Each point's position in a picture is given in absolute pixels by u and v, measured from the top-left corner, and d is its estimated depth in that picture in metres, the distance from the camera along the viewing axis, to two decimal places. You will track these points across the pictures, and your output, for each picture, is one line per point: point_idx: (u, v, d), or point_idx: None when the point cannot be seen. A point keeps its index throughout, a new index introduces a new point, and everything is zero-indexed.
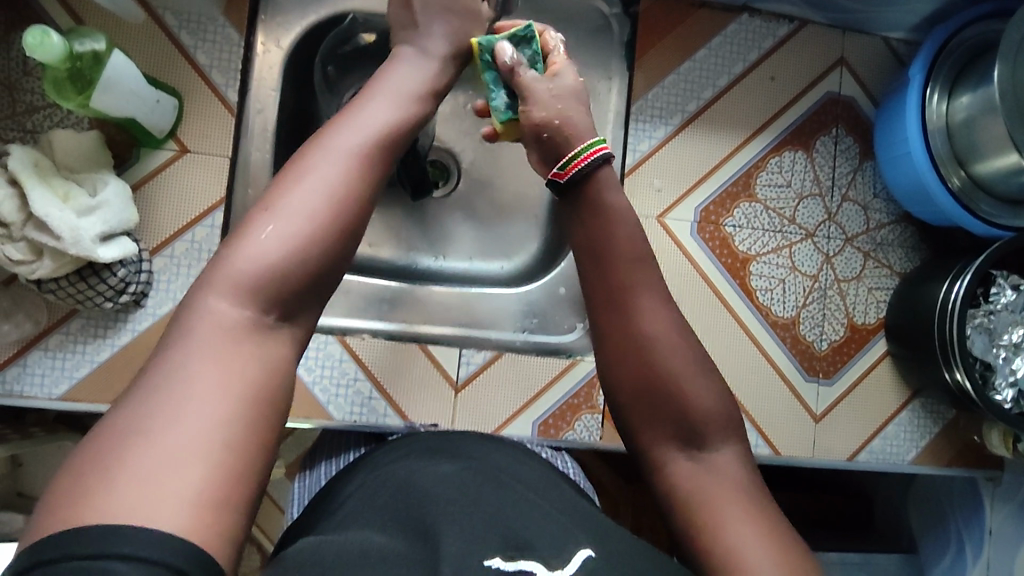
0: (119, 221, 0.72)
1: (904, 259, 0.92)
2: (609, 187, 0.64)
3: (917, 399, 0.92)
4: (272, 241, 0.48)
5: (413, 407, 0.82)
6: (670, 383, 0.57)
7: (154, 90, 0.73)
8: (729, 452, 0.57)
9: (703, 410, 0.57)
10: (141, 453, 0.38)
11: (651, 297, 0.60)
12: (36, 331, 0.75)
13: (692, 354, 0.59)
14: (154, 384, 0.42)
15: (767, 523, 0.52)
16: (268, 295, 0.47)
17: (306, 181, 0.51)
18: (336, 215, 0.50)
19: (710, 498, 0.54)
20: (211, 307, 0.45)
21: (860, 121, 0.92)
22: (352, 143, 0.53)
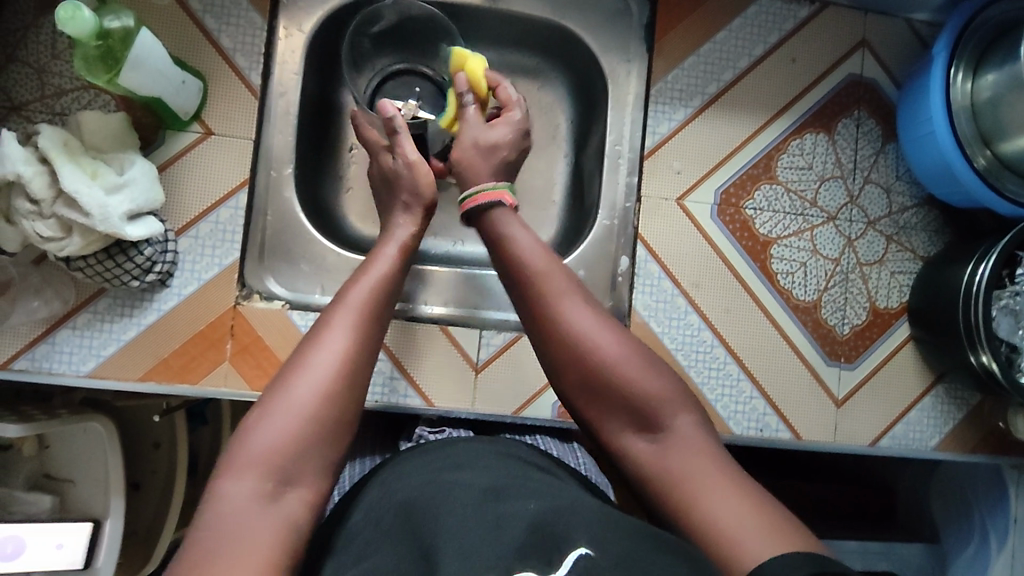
0: (145, 200, 0.73)
1: (927, 242, 0.91)
2: (511, 224, 0.68)
3: (940, 384, 0.91)
4: (331, 354, 0.57)
5: (433, 388, 0.82)
6: (611, 377, 0.61)
7: (179, 71, 0.74)
8: (685, 422, 0.59)
9: (648, 394, 0.60)
10: (240, 485, 0.51)
11: (572, 301, 0.64)
12: (65, 310, 0.77)
13: (623, 345, 0.62)
14: (246, 459, 0.52)
15: (734, 483, 0.54)
16: (329, 398, 0.56)
17: (352, 296, 0.63)
18: (376, 319, 0.62)
19: (674, 473, 0.56)
20: (281, 407, 0.54)
21: (883, 103, 0.91)
22: (389, 262, 0.67)
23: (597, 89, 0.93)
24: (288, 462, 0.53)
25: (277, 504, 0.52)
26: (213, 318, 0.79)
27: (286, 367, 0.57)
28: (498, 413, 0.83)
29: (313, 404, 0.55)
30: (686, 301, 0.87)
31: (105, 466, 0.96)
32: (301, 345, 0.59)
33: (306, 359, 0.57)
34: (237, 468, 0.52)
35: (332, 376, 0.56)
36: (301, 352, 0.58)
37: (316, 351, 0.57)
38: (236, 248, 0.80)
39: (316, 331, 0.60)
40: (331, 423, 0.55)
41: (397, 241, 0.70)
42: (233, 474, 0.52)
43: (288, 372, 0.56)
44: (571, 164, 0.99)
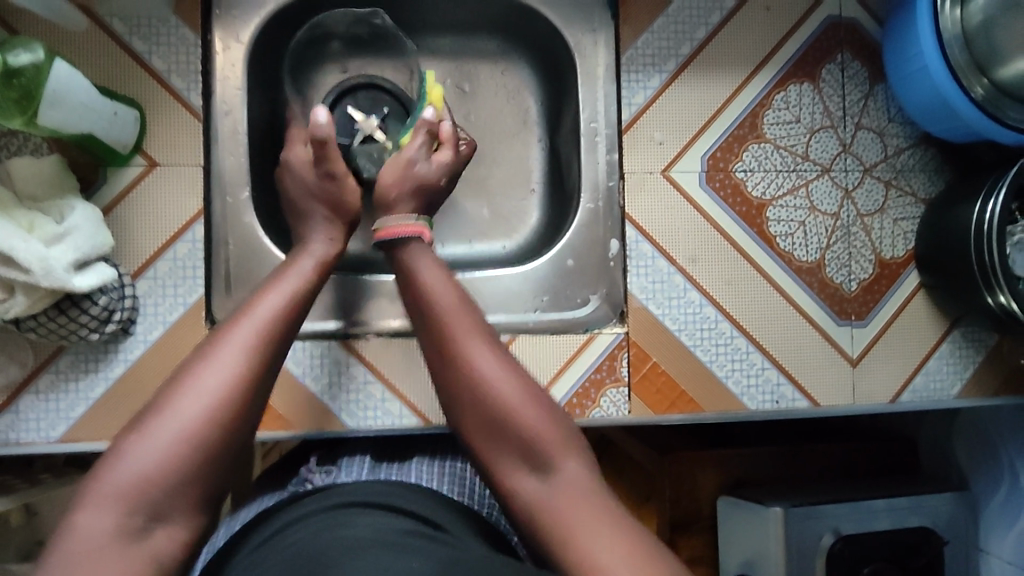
0: (91, 246, 0.67)
1: (928, 183, 0.87)
2: (422, 257, 0.65)
3: (957, 329, 0.87)
4: (220, 375, 0.52)
5: (429, 404, 0.77)
6: (505, 420, 0.57)
7: (110, 102, 0.68)
8: (575, 467, 0.55)
9: (542, 442, 0.56)
10: (106, 506, 0.47)
11: (471, 337, 0.60)
12: (25, 374, 0.71)
13: (520, 387, 0.58)
14: (113, 487, 0.47)
15: (618, 525, 0.50)
16: (219, 420, 0.51)
17: (256, 311, 0.57)
18: (280, 339, 0.57)
19: (558, 520, 0.52)
20: (155, 433, 0.49)
21: (867, 43, 0.86)
22: (292, 275, 0.62)
23: (563, 65, 0.88)
24: (160, 494, 0.48)
25: (144, 540, 0.47)
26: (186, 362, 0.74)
27: (170, 386, 0.52)
28: None
29: (193, 429, 0.50)
30: (684, 278, 0.82)
31: None
32: (191, 359, 0.54)
33: (192, 378, 0.52)
34: (100, 495, 0.47)
35: (220, 401, 0.51)
36: (188, 369, 0.53)
37: (203, 370, 0.52)
38: (199, 284, 0.75)
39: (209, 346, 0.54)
40: (215, 452, 0.50)
41: (314, 255, 0.67)
42: (94, 503, 0.47)
43: (173, 391, 0.51)
44: (546, 148, 0.93)
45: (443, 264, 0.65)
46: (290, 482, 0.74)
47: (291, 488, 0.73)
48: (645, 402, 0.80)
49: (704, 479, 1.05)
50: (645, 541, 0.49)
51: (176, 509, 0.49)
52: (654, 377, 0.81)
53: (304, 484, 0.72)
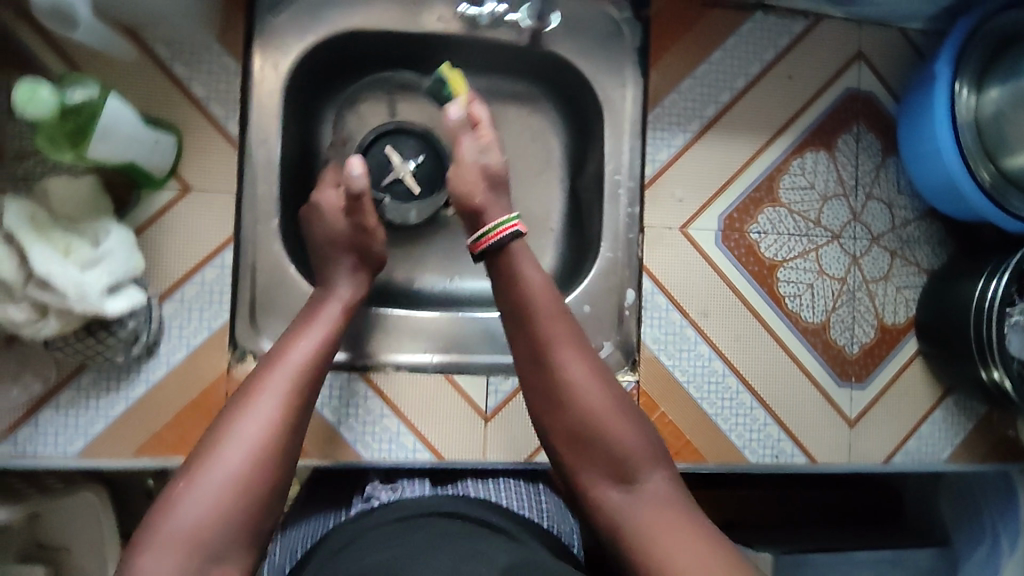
0: (124, 271, 0.68)
1: (930, 255, 0.90)
2: (523, 261, 0.69)
3: (950, 396, 0.91)
4: (260, 425, 0.55)
5: (441, 440, 0.79)
6: (593, 430, 0.62)
7: (152, 130, 0.68)
8: (658, 479, 0.61)
9: (629, 456, 0.61)
10: (164, 555, 0.49)
11: (567, 350, 0.65)
12: (47, 389, 0.72)
13: (610, 403, 0.63)
14: (169, 535, 0.50)
15: (700, 535, 0.56)
16: (263, 464, 0.54)
17: (289, 359, 0.61)
18: (311, 387, 0.61)
19: (647, 530, 0.57)
20: (204, 479, 0.52)
21: (881, 117, 0.89)
22: (324, 322, 0.66)
23: (591, 113, 0.90)
24: (216, 539, 0.51)
25: None
26: (206, 385, 0.75)
27: (213, 433, 0.55)
28: (510, 462, 0.80)
29: (241, 476, 0.53)
30: (694, 331, 0.85)
31: (99, 532, 0.92)
32: (229, 408, 0.57)
33: (234, 427, 0.55)
34: (159, 543, 0.50)
35: (263, 449, 0.54)
36: (228, 418, 0.56)
37: (243, 418, 0.55)
38: (225, 310, 0.76)
39: (245, 394, 0.58)
40: (260, 496, 0.53)
41: (340, 298, 0.70)
42: (154, 549, 0.49)
43: (215, 441, 0.54)
44: (567, 191, 0.95)
45: (543, 273, 0.69)
46: (356, 500, 0.72)
47: (355, 506, 0.70)
48: None
49: None
50: (729, 555, 0.55)
51: (227, 554, 0.51)
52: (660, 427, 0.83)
53: (372, 501, 0.70)
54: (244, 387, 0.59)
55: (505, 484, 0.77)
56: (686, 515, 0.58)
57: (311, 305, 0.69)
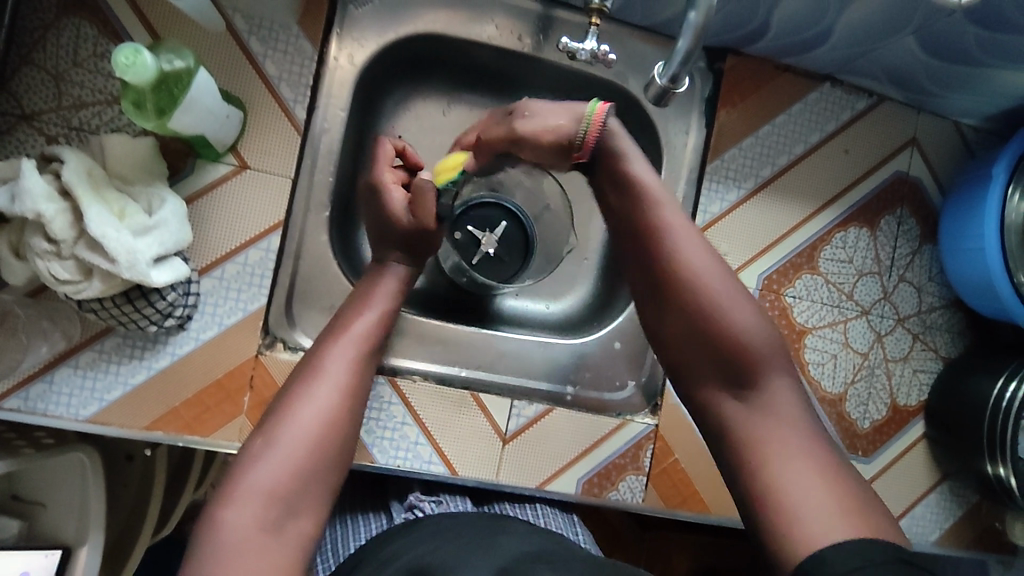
0: (174, 243, 0.66)
1: (949, 344, 0.93)
2: (627, 158, 0.68)
3: (946, 482, 0.93)
4: (330, 389, 0.59)
5: (458, 456, 0.79)
6: (711, 313, 0.61)
7: (225, 105, 0.67)
8: (779, 383, 0.60)
9: (745, 344, 0.60)
10: (240, 507, 0.52)
11: (683, 243, 0.64)
12: (68, 348, 0.70)
13: (724, 284, 0.63)
14: (245, 491, 0.53)
15: (816, 468, 0.55)
16: (331, 425, 0.57)
17: (351, 329, 0.64)
18: (372, 351, 0.64)
19: (767, 445, 0.57)
20: (278, 441, 0.55)
21: (925, 204, 0.92)
22: (384, 292, 0.68)
23: (648, 153, 0.91)
24: (290, 493, 0.54)
25: (277, 538, 0.52)
26: (232, 367, 0.74)
27: (280, 403, 0.58)
28: (522, 486, 0.81)
29: (315, 438, 0.56)
30: None
31: (83, 493, 0.89)
32: (298, 374, 0.60)
33: (306, 392, 0.58)
34: (239, 495, 0.53)
35: (333, 411, 0.58)
36: (299, 383, 0.59)
37: (314, 383, 0.59)
38: (263, 293, 0.75)
39: (315, 360, 0.61)
40: (330, 452, 0.57)
41: (397, 277, 0.70)
42: (236, 503, 0.53)
43: (288, 404, 0.57)
44: None
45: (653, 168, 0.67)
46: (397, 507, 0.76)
47: (398, 516, 0.74)
48: (659, 494, 0.84)
49: (677, 558, 1.10)
50: (843, 483, 0.54)
51: (288, 522, 0.53)
52: (672, 473, 0.84)
53: (416, 513, 0.74)
54: (311, 355, 0.62)
55: (540, 513, 0.80)
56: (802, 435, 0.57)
57: (367, 276, 0.70)
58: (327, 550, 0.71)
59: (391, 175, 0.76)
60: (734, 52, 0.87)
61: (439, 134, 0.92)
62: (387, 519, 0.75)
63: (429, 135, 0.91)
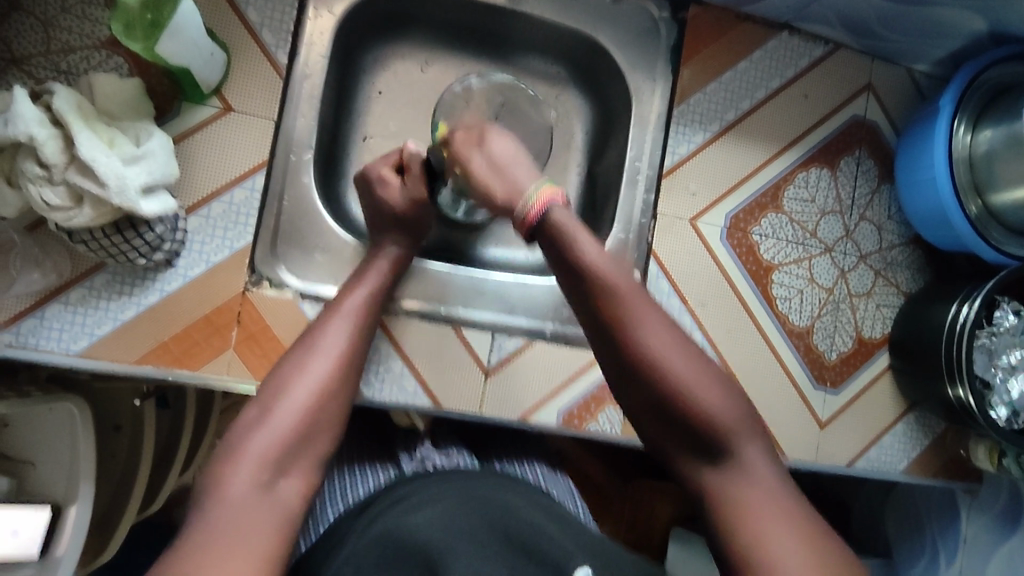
0: (162, 174, 0.68)
1: (910, 279, 0.98)
2: (574, 233, 0.60)
3: (912, 412, 0.97)
4: (326, 362, 0.57)
5: (442, 388, 0.82)
6: (677, 386, 0.54)
7: (209, 43, 0.70)
8: (753, 452, 0.54)
9: (717, 412, 0.54)
10: (236, 468, 0.50)
11: (639, 314, 0.57)
12: (59, 283, 0.72)
13: (687, 355, 0.56)
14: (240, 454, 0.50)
15: (794, 521, 0.51)
16: (327, 394, 0.55)
17: (346, 304, 0.64)
18: (365, 329, 0.63)
19: (741, 513, 0.52)
20: (278, 410, 0.53)
21: (882, 146, 0.97)
22: (377, 270, 0.71)
23: (618, 102, 0.95)
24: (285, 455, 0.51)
25: (271, 493, 0.50)
26: (220, 303, 0.76)
27: (284, 367, 0.56)
28: (504, 417, 0.83)
29: (310, 406, 0.54)
30: (691, 319, 0.90)
31: (73, 451, 0.88)
32: (297, 346, 0.59)
33: (303, 361, 0.57)
34: (234, 460, 0.50)
35: (330, 381, 0.56)
36: (296, 357, 0.57)
37: (311, 354, 0.57)
38: (249, 233, 0.77)
39: (310, 336, 0.59)
40: (330, 420, 0.55)
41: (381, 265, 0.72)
42: (233, 461, 0.50)
43: (287, 372, 0.56)
44: (583, 174, 1.00)
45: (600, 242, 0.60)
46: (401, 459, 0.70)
47: (407, 468, 0.68)
48: None
49: (661, 507, 1.12)
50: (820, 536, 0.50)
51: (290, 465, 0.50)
52: None
53: (427, 466, 0.67)
54: (307, 332, 0.60)
55: (541, 475, 0.74)
56: (776, 493, 0.53)
57: (363, 263, 0.73)
58: (331, 499, 0.67)
59: (388, 164, 0.77)
60: (697, 3, 0.91)
61: (418, 88, 0.95)
62: (395, 470, 0.68)
63: (409, 90, 0.95)
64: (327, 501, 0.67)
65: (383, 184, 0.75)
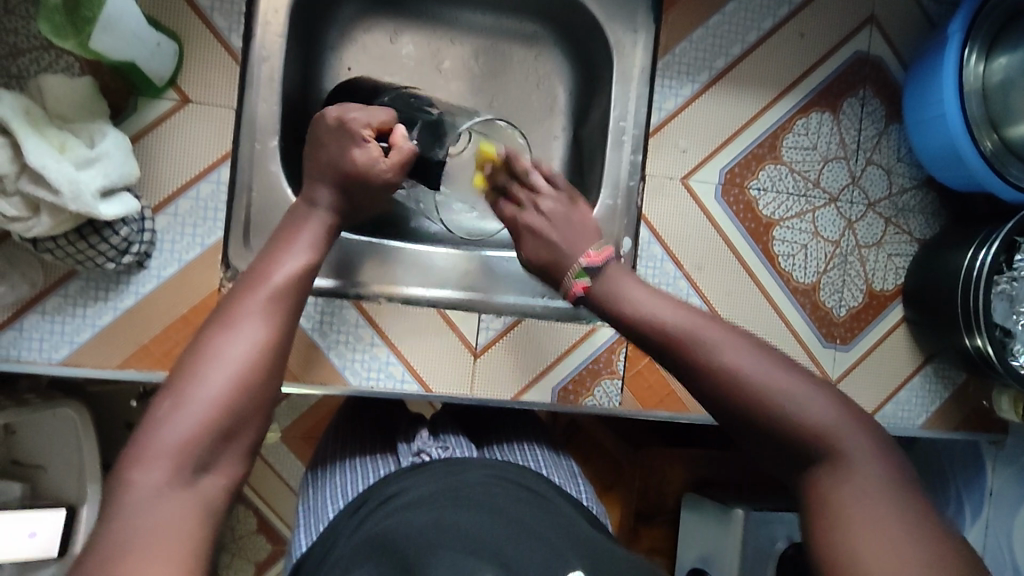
0: (119, 175, 0.66)
1: (923, 225, 0.92)
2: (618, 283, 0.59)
3: (930, 364, 0.92)
4: (244, 343, 0.49)
5: (430, 373, 0.80)
6: (758, 393, 0.47)
7: (154, 32, 0.67)
8: (869, 459, 0.45)
9: (810, 418, 0.46)
10: (145, 468, 0.43)
11: (704, 329, 0.51)
12: (33, 293, 0.71)
13: (776, 366, 0.48)
14: (155, 449, 0.44)
15: (914, 533, 0.40)
16: (245, 382, 0.48)
17: (271, 278, 0.55)
18: (294, 307, 0.55)
19: (853, 523, 0.42)
20: (188, 402, 0.46)
21: (887, 83, 0.90)
22: (307, 238, 0.61)
23: (600, 59, 0.89)
24: (200, 449, 0.45)
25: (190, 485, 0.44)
26: (196, 302, 0.75)
27: (194, 349, 0.49)
28: (497, 398, 0.81)
29: (225, 395, 0.47)
30: (688, 283, 0.86)
31: (79, 455, 0.90)
32: (213, 322, 0.51)
33: (215, 342, 0.49)
34: (145, 456, 0.44)
35: (247, 367, 0.48)
36: (209, 338, 0.49)
37: (224, 335, 0.49)
38: (219, 227, 0.75)
39: (227, 312, 0.51)
40: (249, 409, 0.48)
41: (313, 232, 0.62)
42: (143, 460, 0.44)
43: (195, 359, 0.48)
44: (568, 138, 0.95)
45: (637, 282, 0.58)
46: (400, 449, 0.68)
47: (404, 462, 0.65)
48: (636, 396, 0.84)
49: (673, 474, 1.08)
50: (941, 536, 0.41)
51: (226, 454, 0.46)
52: (648, 373, 0.84)
53: (421, 457, 0.65)
54: (222, 307, 0.52)
55: (540, 459, 0.71)
56: (905, 510, 0.42)
57: (287, 227, 0.63)
58: (336, 493, 0.66)
59: (369, 133, 0.67)
60: None
61: (388, 62, 0.91)
62: (393, 463, 0.66)
63: (380, 64, 0.91)
64: (329, 498, 0.66)
65: (372, 161, 0.66)
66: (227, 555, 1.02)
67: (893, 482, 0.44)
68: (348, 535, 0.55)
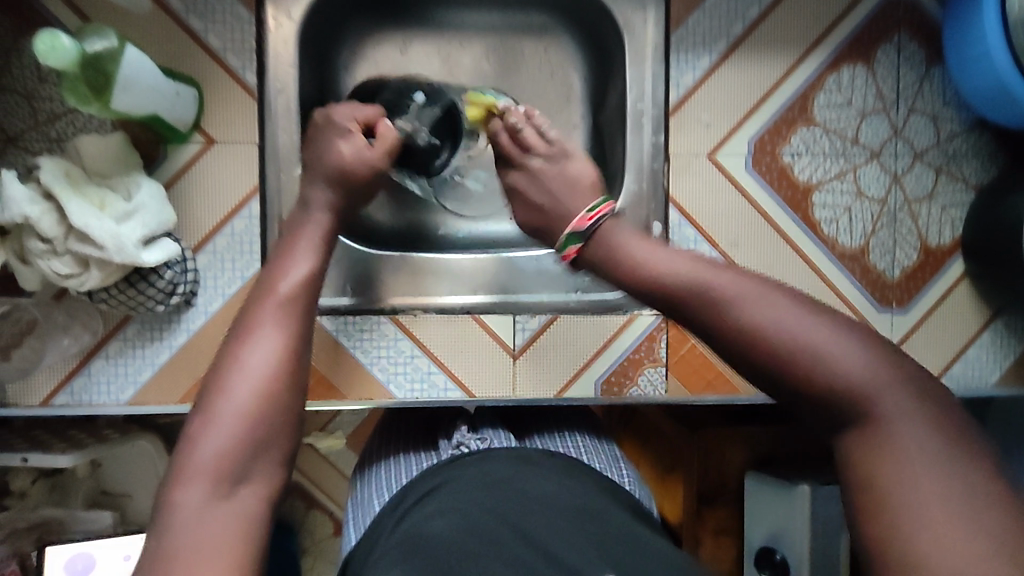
0: (157, 223, 0.69)
1: (979, 170, 0.85)
2: (628, 237, 0.56)
3: (999, 319, 0.87)
4: (265, 355, 0.50)
5: (472, 379, 0.81)
6: (796, 355, 0.43)
7: (172, 82, 0.70)
8: (897, 394, 0.41)
9: (845, 373, 0.41)
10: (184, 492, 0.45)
11: (724, 284, 0.47)
12: (96, 340, 0.76)
13: (791, 309, 0.44)
14: (193, 470, 0.46)
15: (962, 498, 0.37)
16: (272, 396, 0.49)
17: (281, 286, 0.55)
18: (305, 311, 0.55)
19: (893, 491, 0.39)
20: (220, 420, 0.47)
21: (924, 23, 0.83)
22: (309, 241, 0.61)
23: (611, 42, 0.87)
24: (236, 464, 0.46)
25: None
26: None
27: (220, 367, 0.50)
28: (540, 397, 0.81)
29: (253, 410, 0.48)
30: (725, 261, 0.83)
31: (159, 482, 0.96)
32: (233, 337, 0.52)
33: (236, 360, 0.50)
34: (186, 475, 0.46)
35: (274, 378, 0.49)
36: (229, 354, 0.50)
37: (245, 351, 0.50)
38: (256, 259, 0.78)
39: (246, 324, 0.52)
40: (279, 421, 0.49)
41: (313, 237, 0.62)
42: (183, 480, 0.45)
43: (219, 378, 0.49)
44: (588, 126, 0.94)
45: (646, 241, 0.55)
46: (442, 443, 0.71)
47: (444, 454, 0.68)
48: (682, 382, 0.82)
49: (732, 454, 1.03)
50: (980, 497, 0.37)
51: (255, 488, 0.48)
52: (692, 359, 0.82)
53: (461, 449, 0.67)
54: (241, 319, 0.53)
55: (581, 446, 0.73)
56: (950, 465, 0.38)
57: (292, 226, 0.64)
58: (382, 485, 0.68)
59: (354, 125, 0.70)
60: None
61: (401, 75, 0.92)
62: (436, 456, 0.69)
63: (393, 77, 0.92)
64: (375, 491, 0.69)
65: (360, 153, 0.67)
66: (309, 558, 1.07)
67: (935, 435, 0.39)
68: (388, 534, 0.55)
